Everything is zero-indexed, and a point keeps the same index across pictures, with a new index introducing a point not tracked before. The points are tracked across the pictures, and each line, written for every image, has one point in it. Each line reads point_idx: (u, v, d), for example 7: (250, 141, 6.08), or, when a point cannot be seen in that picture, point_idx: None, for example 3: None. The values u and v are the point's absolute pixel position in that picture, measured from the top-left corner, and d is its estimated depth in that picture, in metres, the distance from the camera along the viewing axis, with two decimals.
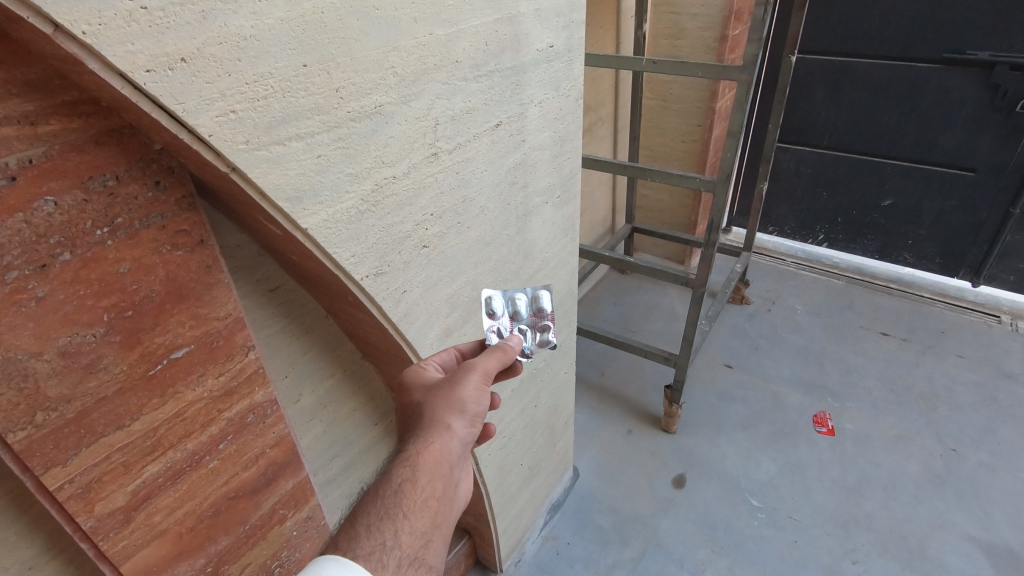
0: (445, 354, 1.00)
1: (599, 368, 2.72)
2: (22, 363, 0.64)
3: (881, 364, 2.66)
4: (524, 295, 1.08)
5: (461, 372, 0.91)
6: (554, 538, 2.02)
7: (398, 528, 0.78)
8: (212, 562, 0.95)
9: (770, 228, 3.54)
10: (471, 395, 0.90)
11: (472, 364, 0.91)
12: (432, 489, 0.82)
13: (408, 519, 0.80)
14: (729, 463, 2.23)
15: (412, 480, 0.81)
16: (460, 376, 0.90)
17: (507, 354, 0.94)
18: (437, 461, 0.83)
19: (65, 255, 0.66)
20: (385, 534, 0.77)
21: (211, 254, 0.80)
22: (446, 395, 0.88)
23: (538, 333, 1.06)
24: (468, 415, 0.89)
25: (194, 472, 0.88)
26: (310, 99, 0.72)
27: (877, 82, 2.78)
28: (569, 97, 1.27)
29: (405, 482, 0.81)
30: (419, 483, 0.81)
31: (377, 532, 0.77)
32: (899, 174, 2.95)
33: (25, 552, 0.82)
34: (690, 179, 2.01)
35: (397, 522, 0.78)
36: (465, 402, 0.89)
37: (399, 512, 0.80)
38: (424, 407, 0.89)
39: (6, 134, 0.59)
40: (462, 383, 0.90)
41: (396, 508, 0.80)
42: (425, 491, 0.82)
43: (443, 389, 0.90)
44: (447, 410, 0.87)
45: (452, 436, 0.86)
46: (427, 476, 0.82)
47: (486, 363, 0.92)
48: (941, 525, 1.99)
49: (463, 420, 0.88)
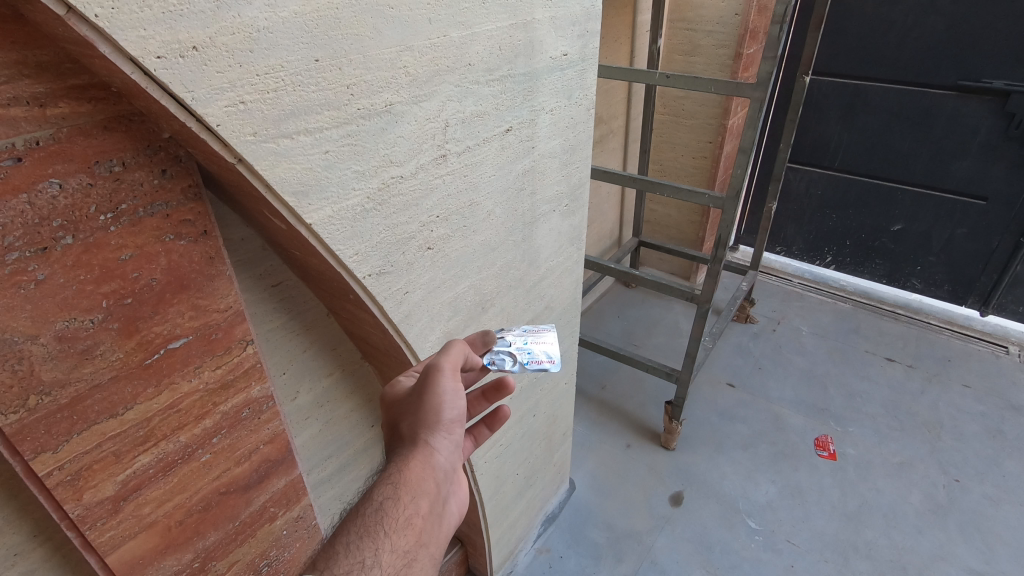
0: (424, 362, 0.98)
1: (600, 381, 2.71)
2: (17, 345, 0.64)
3: (886, 390, 2.63)
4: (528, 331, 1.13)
5: (427, 376, 0.87)
6: (548, 550, 2.00)
7: (379, 546, 0.76)
8: (200, 557, 0.94)
9: (777, 248, 3.53)
10: (441, 399, 0.86)
11: (434, 365, 0.87)
12: (416, 508, 0.80)
13: (389, 538, 0.77)
14: (728, 483, 2.20)
15: (395, 497, 0.79)
16: (425, 379, 0.87)
17: (463, 348, 0.89)
18: (420, 477, 0.82)
19: (67, 239, 0.65)
20: (365, 552, 0.75)
21: (215, 246, 0.80)
22: (419, 405, 0.86)
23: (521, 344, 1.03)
24: (445, 423, 0.86)
25: (186, 465, 0.87)
26: (321, 94, 0.72)
27: (891, 106, 2.78)
28: (581, 107, 1.27)
29: (387, 499, 0.79)
30: (402, 501, 0.79)
31: (356, 550, 0.75)
32: (909, 200, 2.94)
33: (12, 538, 0.82)
34: (699, 194, 2.00)
35: (377, 540, 0.76)
36: (437, 407, 0.86)
37: (381, 530, 0.77)
38: (400, 425, 0.88)
39: (14, 115, 0.58)
40: (429, 390, 0.86)
41: (377, 526, 0.78)
42: (409, 509, 0.80)
43: (415, 400, 0.87)
44: (421, 422, 0.86)
45: (429, 448, 0.85)
46: (410, 494, 0.80)
47: (447, 361, 0.88)
48: (942, 557, 1.95)
49: (439, 432, 0.86)
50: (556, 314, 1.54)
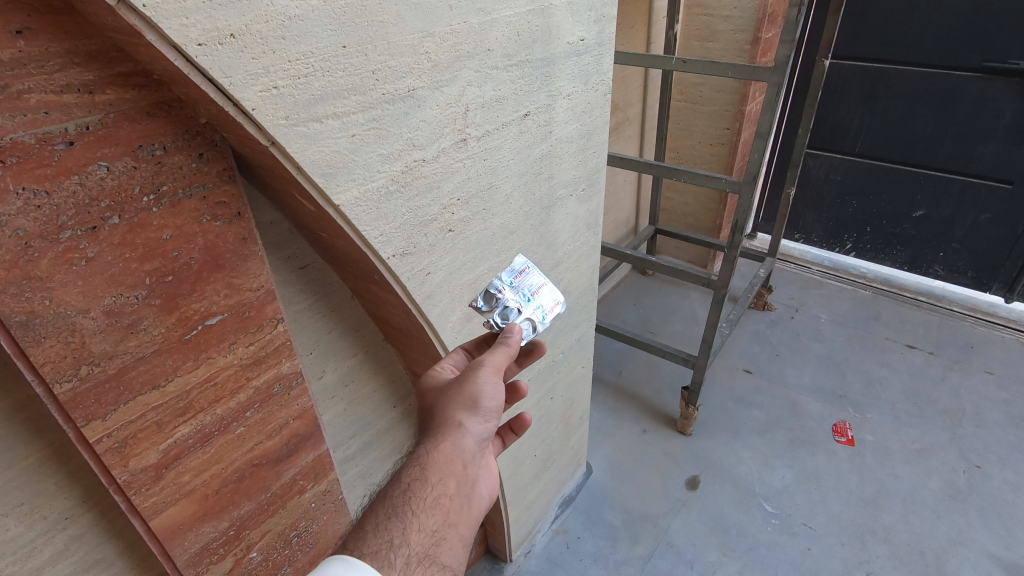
0: (456, 356, 1.02)
1: (616, 368, 2.73)
2: (70, 318, 0.68)
3: (905, 377, 2.61)
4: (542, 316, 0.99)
5: (471, 368, 0.92)
6: (564, 531, 2.03)
7: (407, 526, 0.79)
8: (234, 525, 0.99)
9: (796, 235, 3.50)
10: (483, 391, 0.90)
11: (481, 361, 0.92)
12: (443, 487, 0.83)
13: (417, 516, 0.80)
14: (745, 468, 2.21)
15: (422, 478, 0.83)
16: (470, 372, 0.91)
17: (512, 347, 0.92)
18: (450, 458, 0.86)
19: (114, 219, 0.69)
20: (394, 531, 0.78)
21: (248, 227, 0.84)
22: (458, 392, 0.91)
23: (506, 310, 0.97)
24: (482, 411, 0.90)
25: (221, 437, 0.92)
26: (348, 79, 0.75)
27: (913, 90, 2.74)
28: (598, 92, 1.29)
29: (414, 480, 0.83)
30: (429, 480, 0.83)
31: (385, 530, 0.78)
32: (932, 185, 2.90)
33: (63, 503, 0.87)
34: (716, 179, 2.00)
35: (406, 519, 0.79)
36: (478, 398, 0.90)
37: (409, 510, 0.80)
38: (436, 409, 0.91)
39: (67, 101, 0.63)
40: (471, 379, 0.91)
41: (405, 506, 0.81)
42: (436, 489, 0.83)
43: (454, 388, 0.91)
44: (458, 409, 0.89)
45: (464, 433, 0.88)
46: (438, 475, 0.83)
47: (495, 357, 0.92)
48: (961, 542, 1.94)
49: (475, 418, 0.90)
50: (573, 298, 1.56)
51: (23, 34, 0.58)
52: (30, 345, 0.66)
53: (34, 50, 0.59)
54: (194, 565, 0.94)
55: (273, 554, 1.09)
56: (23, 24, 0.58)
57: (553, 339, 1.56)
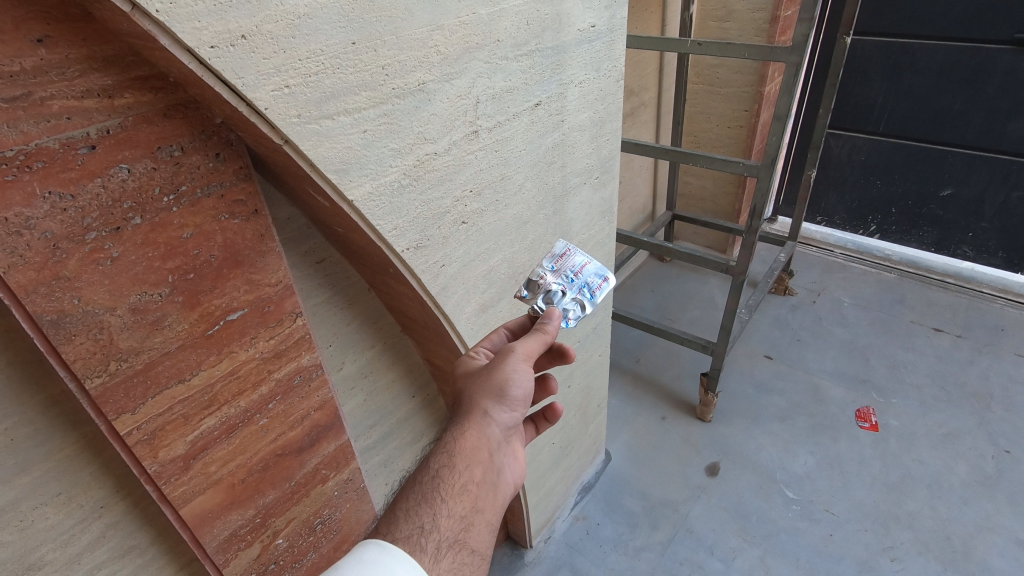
0: (495, 338, 1.02)
1: (634, 355, 2.72)
2: (98, 316, 0.71)
3: (932, 361, 2.56)
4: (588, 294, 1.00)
5: (503, 354, 0.92)
6: (584, 518, 2.05)
7: (437, 512, 0.80)
8: (261, 513, 1.02)
9: (817, 218, 3.42)
10: (513, 379, 0.90)
11: (513, 347, 0.92)
12: (470, 474, 0.85)
13: (447, 503, 0.82)
14: (765, 454, 2.20)
15: (450, 465, 0.84)
16: (502, 358, 0.91)
17: (547, 334, 0.93)
18: (476, 445, 0.87)
19: (136, 219, 0.71)
20: (423, 517, 0.80)
21: (264, 224, 0.86)
22: (488, 379, 0.90)
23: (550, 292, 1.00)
24: (509, 400, 0.90)
25: (245, 428, 0.94)
26: (358, 76, 0.76)
27: (940, 65, 2.66)
28: (610, 78, 1.27)
29: (442, 466, 0.84)
30: (457, 467, 0.84)
31: (415, 516, 0.80)
32: (960, 163, 2.82)
33: (97, 492, 0.91)
34: (733, 163, 1.97)
35: (435, 506, 0.81)
36: (508, 386, 0.90)
37: (438, 497, 0.82)
38: (465, 395, 0.92)
39: (88, 106, 0.65)
40: (502, 366, 0.91)
41: (434, 493, 0.82)
42: (463, 476, 0.84)
43: (485, 374, 0.91)
44: (485, 396, 0.90)
45: (490, 421, 0.89)
46: (465, 462, 0.85)
47: (528, 344, 0.92)
48: (989, 528, 1.91)
49: (502, 406, 0.90)
50: None
51: (43, 43, 0.60)
52: (61, 342, 0.68)
53: (54, 58, 0.61)
54: (223, 551, 0.98)
55: (299, 541, 1.12)
56: (43, 32, 0.59)
57: (569, 328, 1.56)
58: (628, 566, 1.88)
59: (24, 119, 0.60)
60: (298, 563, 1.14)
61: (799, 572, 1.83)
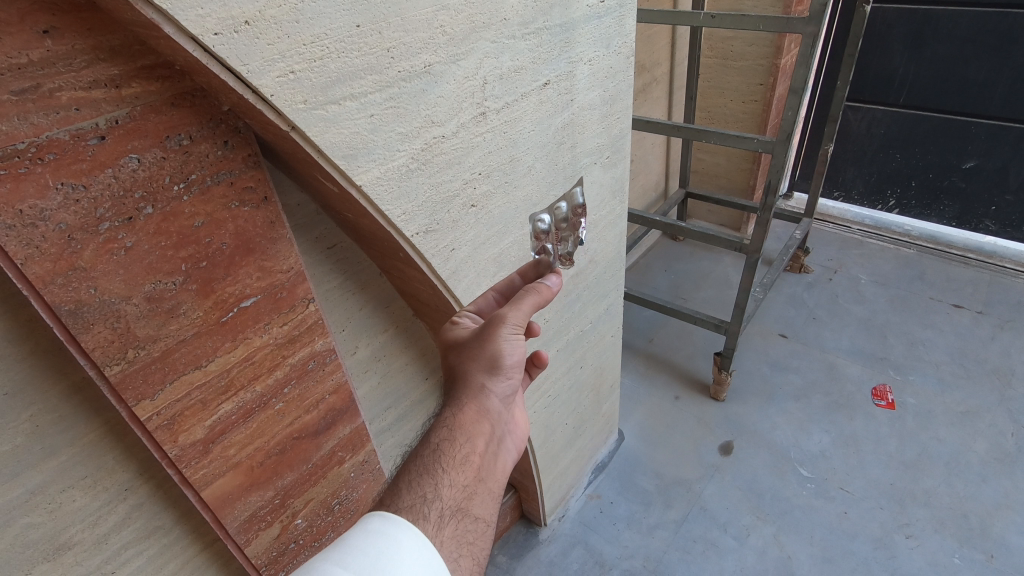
0: (484, 302, 1.01)
1: (647, 335, 2.71)
2: (115, 305, 0.72)
3: (951, 338, 2.52)
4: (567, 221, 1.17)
5: (492, 326, 0.89)
6: (598, 497, 2.07)
7: (439, 482, 0.81)
8: (280, 495, 1.04)
9: (835, 193, 3.35)
10: (505, 350, 0.89)
11: (503, 317, 0.89)
12: (471, 446, 0.85)
13: (448, 473, 0.82)
14: (780, 433, 2.19)
15: (450, 439, 0.85)
16: (493, 331, 0.89)
17: (542, 296, 0.91)
18: (476, 418, 0.88)
19: (148, 209, 0.72)
20: (425, 487, 0.80)
21: (275, 211, 0.86)
22: (478, 351, 0.89)
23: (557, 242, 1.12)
24: (504, 369, 0.90)
25: (262, 413, 0.96)
26: (364, 59, 0.75)
27: (964, 32, 2.57)
28: (620, 55, 1.25)
29: (443, 440, 0.85)
30: (457, 441, 0.85)
31: (417, 487, 0.80)
32: (984, 134, 2.74)
33: (122, 476, 0.94)
34: (748, 139, 1.93)
35: (437, 476, 0.82)
36: (502, 358, 0.89)
37: (439, 468, 0.82)
38: (458, 368, 0.91)
39: (96, 97, 0.65)
40: (492, 339, 0.89)
41: (436, 465, 0.83)
42: (465, 447, 0.85)
43: (476, 348, 0.90)
44: (481, 370, 0.90)
45: (488, 394, 0.90)
46: (466, 435, 0.86)
47: (517, 313, 0.90)
48: (1007, 505, 1.89)
49: (498, 377, 0.90)
50: (600, 268, 1.55)
51: (49, 34, 0.60)
52: (80, 331, 0.70)
53: (61, 48, 0.61)
54: (245, 531, 1.01)
55: (317, 521, 1.15)
56: (49, 24, 0.60)
57: (582, 310, 1.56)
58: (642, 544, 1.90)
59: (33, 111, 0.61)
60: (318, 542, 1.17)
61: (813, 549, 1.84)
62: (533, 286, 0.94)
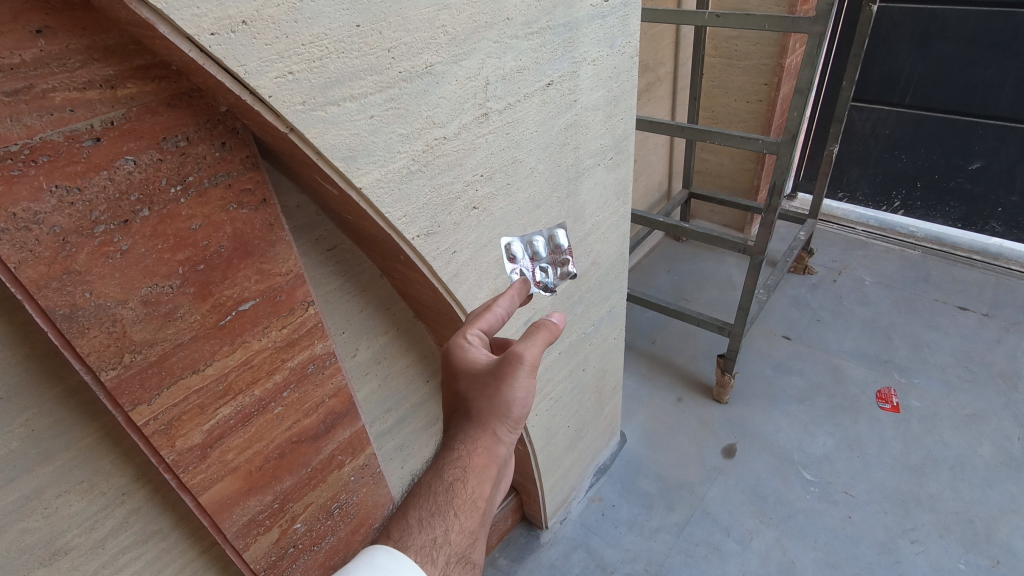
0: (493, 317, 0.91)
1: (650, 336, 2.70)
2: (111, 309, 0.71)
3: (956, 341, 2.50)
4: (541, 236, 1.10)
5: (510, 367, 0.82)
6: (600, 499, 2.06)
7: (449, 526, 0.83)
8: (279, 499, 1.03)
9: (839, 194, 3.33)
10: (519, 397, 0.83)
11: (519, 356, 0.83)
12: (480, 491, 0.84)
13: (458, 517, 0.83)
14: (784, 436, 2.18)
15: (463, 479, 0.83)
16: (508, 374, 0.82)
17: (552, 333, 0.87)
18: (485, 463, 0.84)
19: (144, 212, 0.71)
20: (436, 529, 0.82)
21: (274, 213, 0.85)
22: (495, 392, 0.83)
23: (559, 268, 1.08)
24: (513, 419, 0.85)
25: (261, 417, 0.95)
26: (364, 59, 0.74)
27: (971, 32, 2.55)
28: (624, 55, 1.23)
29: (456, 481, 0.83)
30: (469, 484, 0.83)
31: (428, 526, 0.83)
32: (990, 135, 2.72)
33: (119, 479, 0.93)
34: (752, 139, 1.91)
35: (447, 520, 0.83)
36: (514, 403, 0.83)
37: (450, 511, 0.84)
38: (471, 402, 0.85)
39: (90, 98, 0.64)
40: (510, 381, 0.82)
41: (447, 506, 0.84)
42: (474, 492, 0.84)
43: (491, 386, 0.83)
44: (494, 413, 0.84)
45: (499, 438, 0.86)
46: (476, 479, 0.83)
47: (532, 350, 0.84)
48: (1013, 510, 1.87)
49: (507, 425, 0.85)
50: (603, 269, 1.54)
51: (42, 34, 0.59)
52: (75, 336, 0.69)
53: (55, 48, 0.60)
54: (243, 535, 1.00)
55: (317, 525, 1.14)
56: (42, 23, 0.58)
57: (584, 312, 1.54)
58: (644, 547, 1.89)
59: (26, 112, 0.59)
60: (317, 546, 1.15)
61: (816, 553, 1.82)
62: (541, 321, 0.90)
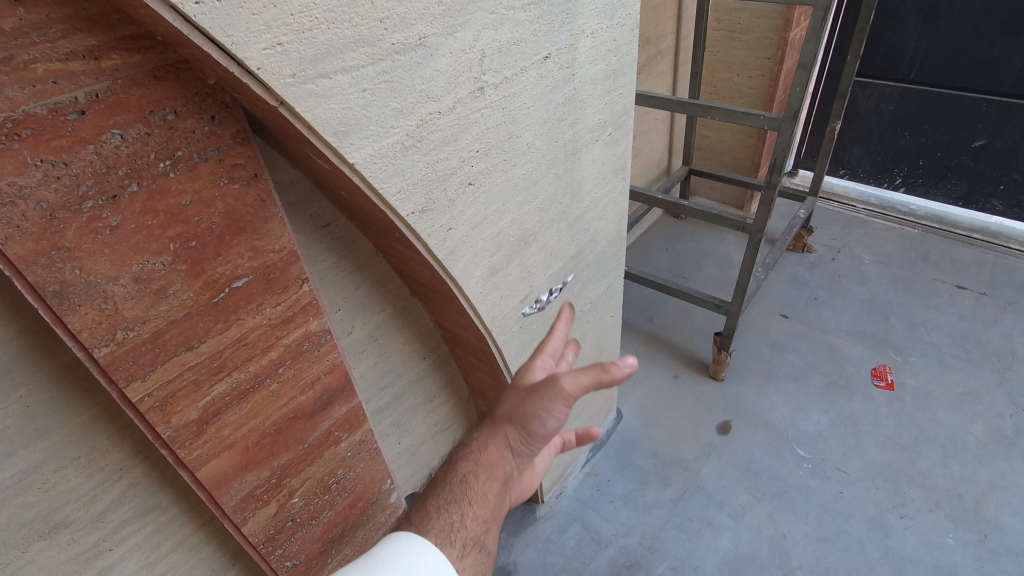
0: (556, 340, 0.90)
1: (647, 314, 2.71)
2: (102, 286, 0.70)
3: (953, 319, 2.50)
4: None
5: (544, 388, 0.80)
6: (595, 475, 2.08)
7: (465, 513, 0.85)
8: (276, 474, 1.05)
9: (840, 171, 3.31)
10: (546, 417, 0.82)
11: (557, 384, 0.78)
12: (491, 486, 0.88)
13: (473, 506, 0.86)
14: (779, 413, 2.20)
15: (474, 472, 0.88)
16: (541, 394, 0.81)
17: (604, 375, 0.74)
18: (496, 461, 0.89)
19: (133, 186, 0.70)
20: (452, 515, 0.85)
21: (265, 189, 0.83)
22: (516, 400, 0.87)
23: None
24: (538, 434, 0.86)
25: (257, 393, 0.95)
26: (355, 30, 0.72)
27: (979, 6, 2.50)
28: (624, 27, 1.20)
29: (468, 473, 0.88)
30: (479, 479, 0.88)
31: (445, 512, 0.85)
32: (995, 112, 2.68)
33: (117, 455, 0.93)
34: (754, 115, 1.87)
35: (463, 507, 0.86)
36: (541, 420, 0.83)
37: (465, 499, 0.86)
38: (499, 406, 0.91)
39: (74, 69, 0.62)
40: (540, 401, 0.81)
41: (462, 495, 0.87)
42: (484, 487, 0.88)
43: (519, 397, 0.86)
44: (510, 417, 0.88)
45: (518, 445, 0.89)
46: (485, 475, 0.88)
47: (573, 384, 0.77)
48: (1002, 486, 1.90)
49: (530, 437, 0.87)
50: (600, 248, 1.53)
51: (21, 1, 0.56)
52: (66, 313, 0.68)
53: (34, 18, 0.58)
54: (241, 510, 1.01)
55: (315, 500, 1.15)
56: None
57: (581, 290, 1.54)
58: (638, 521, 1.92)
59: (8, 84, 0.58)
60: (315, 520, 1.17)
61: (807, 528, 1.85)
62: (566, 346, 0.93)
